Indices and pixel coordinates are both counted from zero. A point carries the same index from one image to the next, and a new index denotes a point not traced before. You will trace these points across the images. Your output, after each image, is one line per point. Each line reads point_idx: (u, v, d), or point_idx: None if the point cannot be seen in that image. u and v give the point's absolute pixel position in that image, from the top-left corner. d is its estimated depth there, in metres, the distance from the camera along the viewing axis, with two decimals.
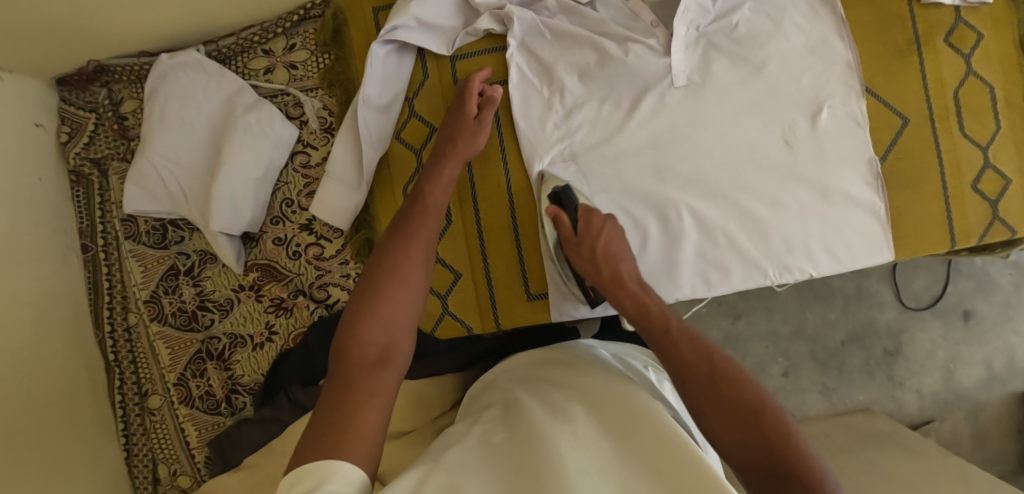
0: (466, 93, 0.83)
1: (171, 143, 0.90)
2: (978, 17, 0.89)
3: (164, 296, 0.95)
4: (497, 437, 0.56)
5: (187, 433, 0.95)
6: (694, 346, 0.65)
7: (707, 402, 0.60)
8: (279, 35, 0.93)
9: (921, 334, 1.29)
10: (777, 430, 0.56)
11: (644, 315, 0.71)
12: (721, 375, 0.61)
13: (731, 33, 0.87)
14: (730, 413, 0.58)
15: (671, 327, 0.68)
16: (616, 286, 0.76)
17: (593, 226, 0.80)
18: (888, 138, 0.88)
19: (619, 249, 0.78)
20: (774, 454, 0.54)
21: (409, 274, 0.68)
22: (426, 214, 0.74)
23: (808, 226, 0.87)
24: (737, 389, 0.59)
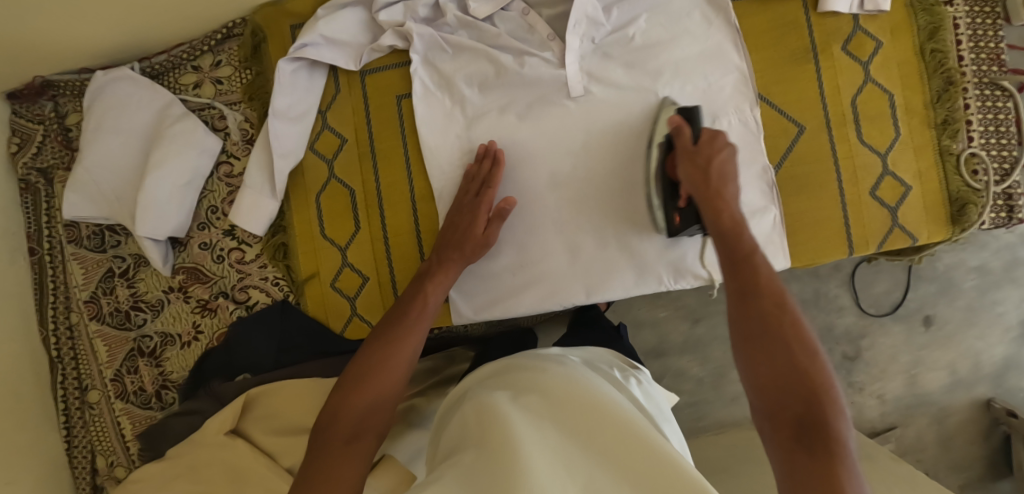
0: (489, 179, 0.86)
1: (104, 153, 0.96)
2: (877, 25, 0.90)
3: (103, 297, 1.01)
4: (472, 447, 0.60)
5: (122, 426, 1.01)
6: (770, 279, 0.68)
7: (759, 346, 0.64)
8: (206, 52, 0.99)
9: (883, 339, 1.22)
10: (819, 373, 0.61)
11: (716, 234, 0.73)
12: (784, 323, 0.64)
13: (627, 44, 0.89)
14: (779, 361, 0.63)
15: (756, 262, 0.69)
16: (716, 201, 0.74)
17: (714, 144, 0.78)
18: (782, 147, 0.90)
19: (726, 170, 0.76)
20: (808, 406, 0.60)
21: (400, 359, 0.74)
22: (421, 313, 0.79)
23: (702, 230, 0.88)
24: (792, 341, 0.63)
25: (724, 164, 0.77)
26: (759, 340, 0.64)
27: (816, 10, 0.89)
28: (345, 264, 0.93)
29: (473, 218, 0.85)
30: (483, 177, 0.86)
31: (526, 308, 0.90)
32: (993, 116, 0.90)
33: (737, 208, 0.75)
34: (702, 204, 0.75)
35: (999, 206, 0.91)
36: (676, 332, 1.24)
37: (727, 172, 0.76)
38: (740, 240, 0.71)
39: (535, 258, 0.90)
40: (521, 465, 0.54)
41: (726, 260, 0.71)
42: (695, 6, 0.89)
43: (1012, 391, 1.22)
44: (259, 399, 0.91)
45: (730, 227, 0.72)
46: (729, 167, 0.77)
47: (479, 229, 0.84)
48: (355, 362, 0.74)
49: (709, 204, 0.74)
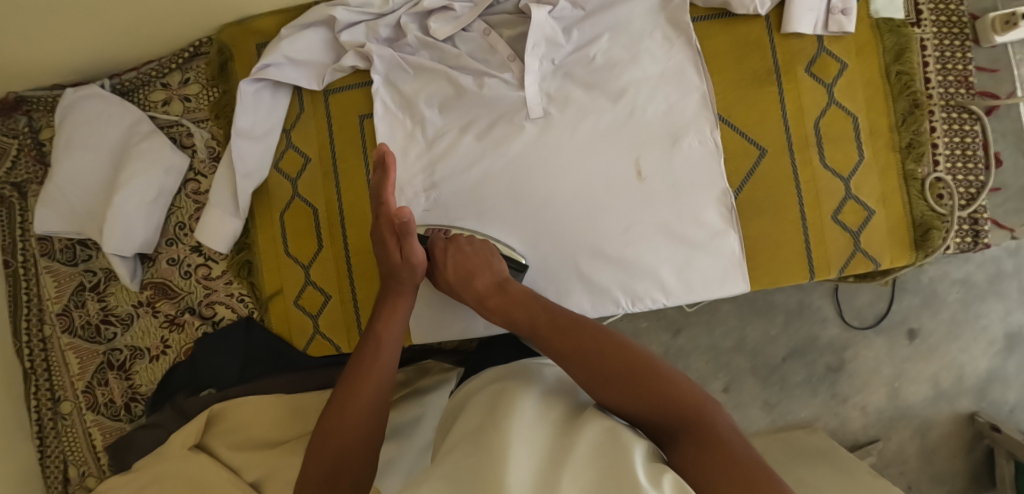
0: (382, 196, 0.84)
1: (73, 170, 0.97)
2: (842, 46, 0.89)
3: (74, 310, 1.03)
4: (467, 452, 0.59)
5: (94, 437, 1.02)
6: (562, 336, 0.72)
7: (608, 390, 0.65)
8: (174, 70, 1.00)
9: (866, 352, 1.21)
10: (649, 374, 0.65)
11: (522, 319, 0.77)
12: (594, 360, 0.68)
13: (587, 65, 0.89)
14: (619, 390, 0.65)
15: (543, 336, 0.74)
16: (481, 303, 0.82)
17: (449, 251, 0.86)
18: (744, 169, 0.89)
19: (482, 260, 0.84)
20: (672, 410, 0.63)
21: (366, 397, 0.74)
22: (378, 350, 0.77)
23: (661, 253, 0.88)
24: (631, 366, 0.67)
25: (468, 262, 0.84)
26: (605, 384, 0.66)
27: (780, 32, 0.88)
28: (308, 282, 0.94)
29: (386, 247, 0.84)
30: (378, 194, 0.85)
31: (484, 329, 0.92)
32: (960, 139, 0.90)
33: (502, 273, 0.83)
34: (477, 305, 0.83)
35: (965, 231, 0.90)
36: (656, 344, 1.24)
37: (471, 264, 0.84)
38: (546, 311, 0.77)
39: None
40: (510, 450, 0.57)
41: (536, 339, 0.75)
42: (656, 26, 0.88)
43: (995, 404, 1.18)
44: (222, 414, 0.93)
45: (522, 304, 0.78)
46: (479, 250, 0.85)
47: (397, 252, 0.83)
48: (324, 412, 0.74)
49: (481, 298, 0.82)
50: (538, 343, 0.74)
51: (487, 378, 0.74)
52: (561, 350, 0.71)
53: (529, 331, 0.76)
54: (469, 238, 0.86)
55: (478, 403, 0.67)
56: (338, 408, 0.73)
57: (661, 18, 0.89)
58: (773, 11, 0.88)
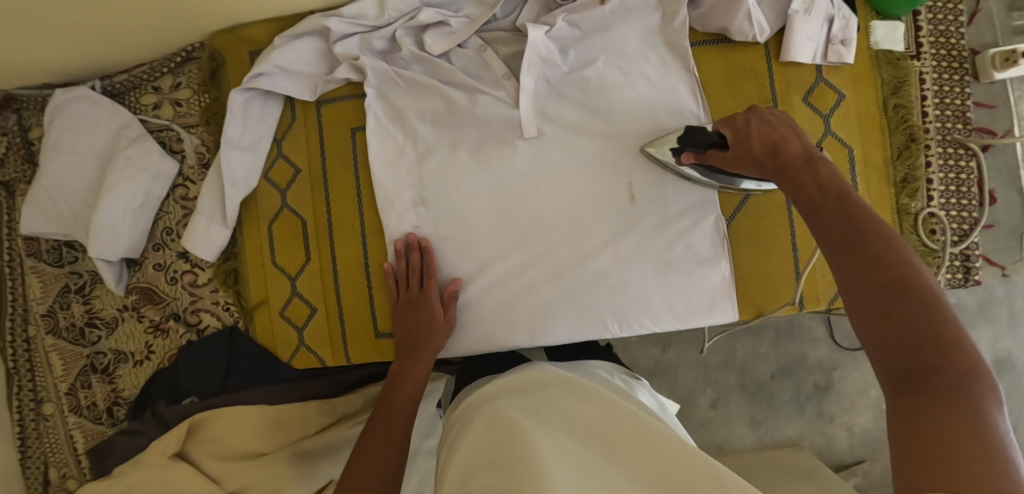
0: (428, 269, 0.88)
1: (64, 172, 0.97)
2: (839, 76, 0.88)
3: (59, 312, 1.02)
4: (487, 472, 0.66)
5: (75, 439, 1.02)
6: (881, 234, 0.59)
7: (863, 297, 0.56)
8: (166, 74, 0.99)
9: (854, 372, 1.22)
10: (924, 306, 0.53)
11: (807, 200, 0.66)
12: (876, 262, 0.57)
13: (582, 85, 0.88)
14: (881, 305, 0.54)
15: (858, 218, 0.61)
16: (807, 165, 0.69)
17: (739, 130, 0.76)
18: (738, 197, 0.88)
19: (788, 134, 0.73)
20: (924, 350, 0.51)
21: (387, 450, 0.79)
22: (405, 393, 0.84)
23: (648, 281, 0.88)
24: (908, 283, 0.54)
25: (772, 135, 0.74)
26: (865, 285, 0.56)
27: (779, 59, 0.88)
28: (294, 294, 0.93)
29: (429, 308, 0.87)
30: (421, 268, 0.88)
31: (468, 347, 0.90)
32: (954, 176, 0.89)
33: (815, 147, 0.72)
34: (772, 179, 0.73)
35: (957, 267, 0.90)
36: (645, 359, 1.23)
37: (777, 136, 0.73)
38: (839, 194, 0.64)
39: (478, 300, 0.90)
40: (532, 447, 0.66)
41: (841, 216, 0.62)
42: (653, 49, 0.88)
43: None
44: (205, 423, 0.93)
45: (816, 187, 0.66)
46: (781, 125, 0.74)
47: (438, 314, 0.87)
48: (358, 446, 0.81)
49: (785, 173, 0.70)
50: (812, 221, 0.65)
51: (491, 393, 0.83)
52: (831, 236, 0.62)
53: (809, 210, 0.66)
54: (771, 111, 0.77)
55: (480, 421, 0.75)
56: (359, 465, 0.78)
57: (659, 41, 0.87)
58: (771, 39, 0.88)
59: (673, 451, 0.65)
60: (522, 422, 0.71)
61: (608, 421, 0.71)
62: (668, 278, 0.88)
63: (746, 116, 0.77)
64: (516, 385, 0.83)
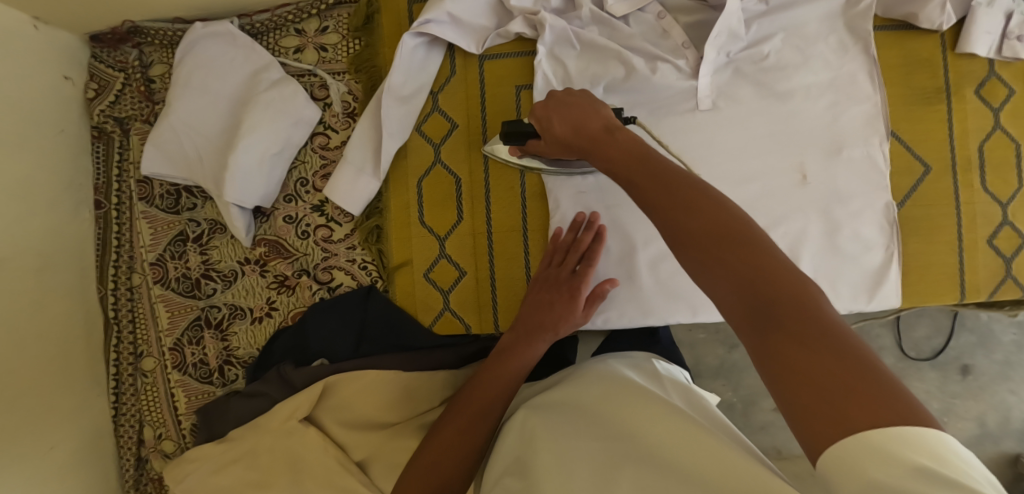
0: (590, 256, 0.83)
1: (194, 110, 0.91)
2: (1011, 72, 0.88)
3: (170, 261, 0.95)
4: (511, 480, 0.66)
5: (177, 398, 0.95)
6: (689, 187, 0.55)
7: (693, 255, 0.52)
8: (313, 16, 0.93)
9: (917, 384, 1.15)
10: (747, 250, 0.50)
11: (618, 169, 0.62)
12: (685, 215, 0.53)
13: (759, 62, 0.87)
14: (710, 257, 0.51)
15: (662, 173, 0.57)
16: (607, 136, 0.64)
17: (542, 123, 0.72)
18: (906, 185, 0.88)
19: (587, 109, 0.68)
20: (761, 290, 0.48)
21: (472, 437, 0.75)
22: (502, 377, 0.79)
23: (816, 262, 0.87)
24: (724, 230, 0.51)
25: (571, 116, 0.69)
26: (689, 245, 0.52)
27: (954, 50, 0.88)
28: (441, 255, 0.89)
29: (573, 296, 0.82)
30: (584, 252, 0.83)
31: (627, 321, 0.86)
32: None
33: (619, 120, 0.67)
34: (589, 153, 0.66)
35: None
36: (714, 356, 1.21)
37: (576, 114, 0.68)
38: (642, 158, 0.60)
39: (643, 273, 0.86)
40: (550, 463, 0.63)
41: (648, 175, 0.58)
42: (832, 30, 0.87)
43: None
44: (336, 387, 0.88)
45: (620, 159, 0.62)
46: (583, 103, 0.69)
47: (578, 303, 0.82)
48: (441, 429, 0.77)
49: (589, 147, 0.66)
50: (626, 190, 0.60)
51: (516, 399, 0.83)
52: (646, 200, 0.57)
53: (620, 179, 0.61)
54: (568, 91, 0.72)
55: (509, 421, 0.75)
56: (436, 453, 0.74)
57: (840, 24, 0.87)
58: (949, 30, 0.88)
59: (686, 430, 0.59)
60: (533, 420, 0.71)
61: (613, 400, 0.67)
62: (830, 263, 0.87)
63: (545, 103, 0.73)
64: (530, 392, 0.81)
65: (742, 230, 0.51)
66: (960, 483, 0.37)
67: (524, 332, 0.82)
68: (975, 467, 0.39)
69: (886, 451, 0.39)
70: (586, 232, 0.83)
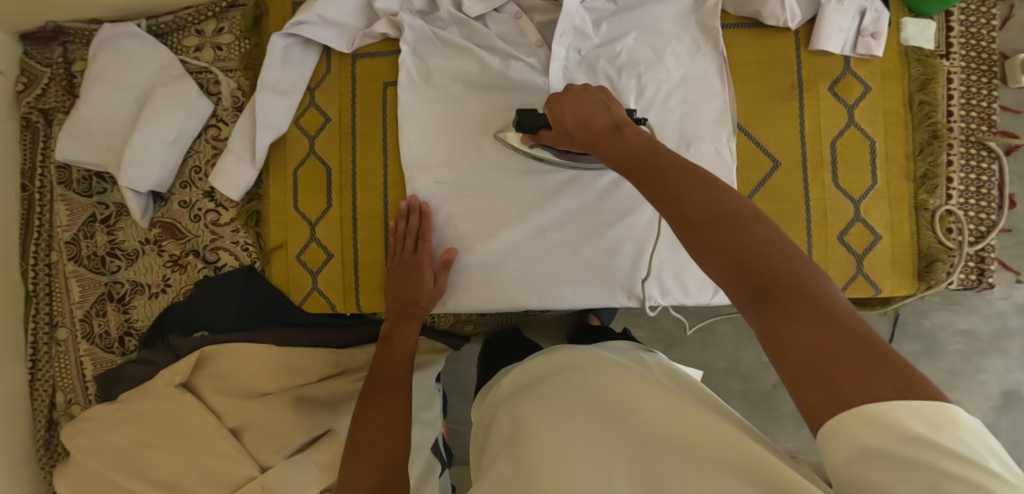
0: (424, 232, 0.90)
1: (104, 102, 0.99)
2: (868, 69, 0.89)
3: (83, 240, 1.04)
4: (506, 469, 0.65)
5: (84, 366, 1.04)
6: (688, 174, 0.56)
7: (692, 240, 0.53)
8: (211, 18, 1.02)
9: None
10: (744, 232, 0.51)
11: (624, 163, 0.62)
12: (688, 201, 0.54)
13: (612, 59, 0.90)
14: (708, 241, 0.52)
15: (664, 164, 0.58)
16: (616, 132, 0.65)
17: (557, 115, 0.71)
18: (755, 180, 0.89)
19: (597, 106, 0.68)
20: (762, 274, 0.49)
21: (394, 429, 0.84)
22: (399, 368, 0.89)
23: (664, 254, 0.89)
24: (723, 214, 0.52)
25: (581, 110, 0.69)
26: (691, 232, 0.53)
27: (808, 47, 0.89)
28: (312, 240, 0.96)
29: (420, 275, 0.88)
30: (418, 231, 0.90)
31: (477, 305, 0.91)
32: (975, 176, 0.90)
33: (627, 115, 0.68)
34: (595, 149, 0.66)
35: (970, 268, 0.91)
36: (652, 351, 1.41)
37: (586, 110, 0.68)
38: (646, 148, 0.61)
39: (494, 261, 0.90)
40: (555, 458, 0.62)
41: (652, 164, 0.59)
42: (685, 29, 0.90)
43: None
44: (211, 357, 0.95)
45: (626, 153, 0.62)
46: (594, 97, 0.69)
47: (427, 279, 0.88)
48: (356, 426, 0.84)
49: (597, 141, 0.66)
50: (633, 182, 0.60)
51: (505, 387, 0.80)
52: (651, 189, 0.57)
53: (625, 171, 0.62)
54: (586, 85, 0.72)
55: (503, 415, 0.73)
56: (362, 451, 0.81)
57: (691, 22, 0.90)
58: (802, 27, 0.89)
59: (687, 409, 0.63)
60: (527, 414, 0.69)
61: (619, 392, 0.67)
62: (677, 254, 0.90)
63: (560, 94, 0.72)
64: (521, 371, 0.80)
65: (743, 215, 0.52)
66: (948, 447, 0.41)
67: (398, 317, 0.91)
68: (970, 432, 0.42)
69: (880, 420, 0.42)
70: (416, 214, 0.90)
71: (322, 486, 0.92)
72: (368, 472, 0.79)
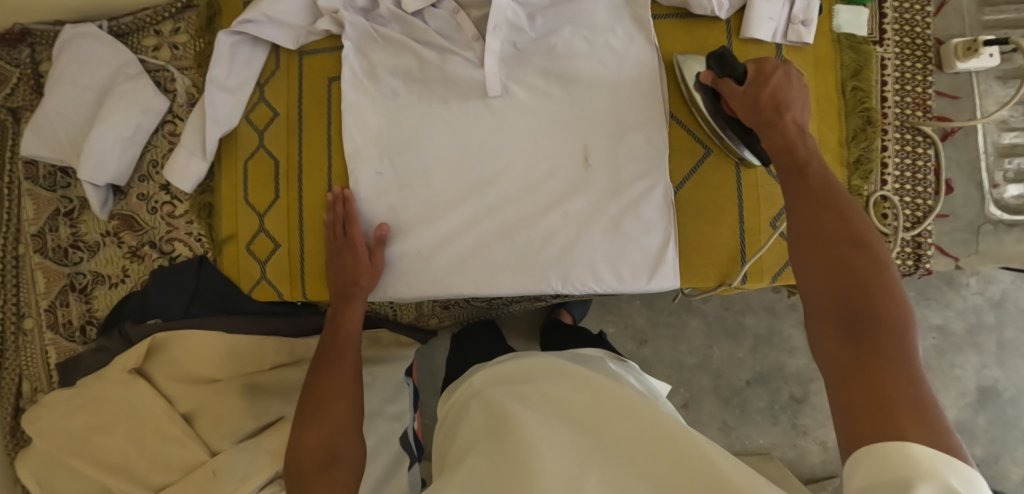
0: (350, 217, 0.92)
1: (64, 100, 1.03)
2: (800, 57, 0.90)
3: (48, 233, 1.08)
4: (484, 465, 0.67)
5: (49, 355, 1.07)
6: (845, 209, 0.66)
7: (818, 256, 0.63)
8: (167, 19, 1.06)
9: None
10: (866, 268, 0.61)
11: (784, 170, 0.72)
12: (831, 225, 0.65)
13: (547, 51, 0.92)
14: (835, 264, 0.62)
15: (829, 188, 0.68)
16: (800, 133, 0.72)
17: (764, 73, 0.75)
18: (686, 167, 0.92)
19: (795, 95, 0.74)
20: (862, 308, 0.58)
21: (344, 403, 0.85)
22: (347, 341, 0.90)
23: (598, 243, 0.90)
24: (854, 247, 0.62)
25: (783, 92, 0.74)
26: (818, 250, 0.64)
27: (739, 36, 0.90)
28: (261, 230, 0.99)
29: (356, 255, 0.91)
30: (344, 218, 0.93)
31: (417, 293, 0.94)
32: (911, 161, 0.90)
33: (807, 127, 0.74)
34: (765, 132, 0.74)
35: (907, 254, 0.90)
36: (622, 349, 1.39)
37: (785, 95, 0.74)
38: (820, 168, 0.70)
39: (433, 249, 0.93)
40: (529, 459, 0.63)
41: (814, 182, 0.69)
42: (619, 20, 0.91)
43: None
44: (164, 344, 0.99)
45: (795, 159, 0.71)
46: (795, 89, 0.75)
47: (364, 258, 0.91)
48: (306, 399, 0.86)
49: (772, 128, 0.73)
50: (786, 195, 0.70)
51: (476, 383, 0.84)
52: (803, 205, 0.68)
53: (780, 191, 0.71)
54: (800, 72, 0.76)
55: (478, 407, 0.77)
56: (313, 423, 0.83)
57: (625, 13, 0.91)
58: (733, 17, 0.91)
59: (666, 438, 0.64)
60: (514, 413, 0.71)
61: (610, 410, 0.70)
62: (612, 243, 0.90)
63: (776, 64, 0.75)
64: (513, 373, 0.83)
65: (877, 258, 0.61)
66: None
67: (340, 298, 0.93)
68: None
69: (908, 457, 0.46)
70: (337, 203, 0.93)
71: (270, 472, 0.94)
72: (316, 433, 0.82)
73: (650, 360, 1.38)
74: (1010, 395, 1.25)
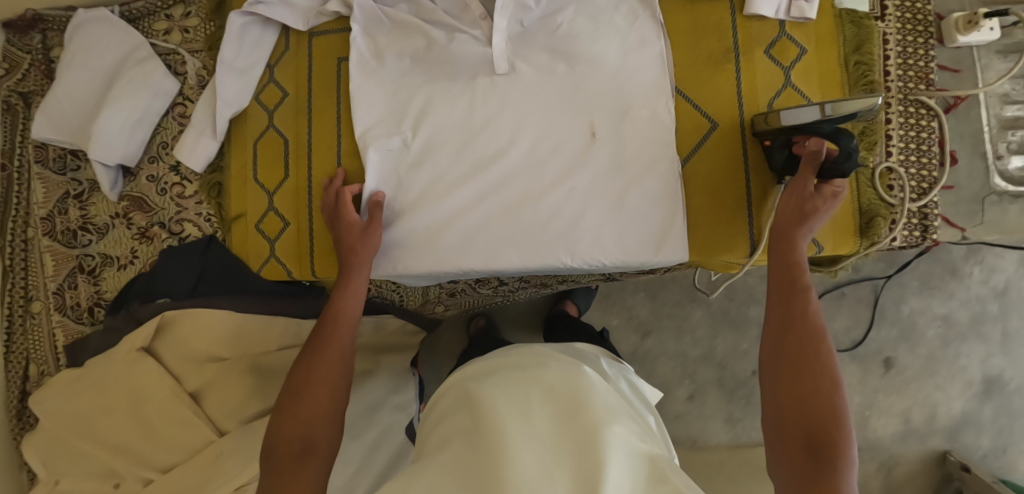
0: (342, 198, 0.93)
1: (74, 84, 1.04)
2: (802, 32, 0.91)
3: (57, 217, 1.08)
4: (457, 460, 0.65)
5: (57, 338, 1.07)
6: (812, 333, 0.75)
7: (782, 374, 0.74)
8: (178, 3, 1.08)
9: None
10: (822, 390, 0.71)
11: (776, 278, 0.81)
12: (800, 346, 0.75)
13: (553, 30, 0.93)
14: (798, 383, 0.73)
15: (808, 311, 0.77)
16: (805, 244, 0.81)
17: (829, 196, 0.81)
18: (692, 142, 0.93)
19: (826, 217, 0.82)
20: (818, 430, 0.69)
21: (323, 394, 0.81)
22: (338, 322, 0.87)
23: (602, 217, 0.91)
24: (811, 370, 0.73)
25: (812, 205, 0.82)
26: (784, 368, 0.74)
27: (743, 13, 0.92)
28: (270, 209, 1.00)
29: (351, 232, 0.91)
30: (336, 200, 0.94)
31: (424, 268, 0.93)
32: (915, 133, 0.91)
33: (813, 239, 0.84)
34: (779, 232, 0.83)
35: (914, 225, 0.91)
36: (625, 341, 1.39)
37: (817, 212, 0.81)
38: (803, 286, 0.79)
39: (440, 225, 0.93)
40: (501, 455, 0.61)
41: (798, 293, 0.78)
42: None
43: (968, 447, 1.26)
44: (172, 323, 0.99)
45: (790, 271, 0.80)
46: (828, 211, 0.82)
47: (354, 232, 0.91)
48: (287, 386, 0.82)
49: (785, 234, 0.82)
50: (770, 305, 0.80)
51: (464, 374, 0.82)
52: (778, 322, 0.78)
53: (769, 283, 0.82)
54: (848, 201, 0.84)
55: (461, 398, 0.74)
56: (294, 411, 0.79)
57: None
58: None
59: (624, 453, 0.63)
60: (492, 407, 0.68)
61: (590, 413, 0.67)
62: (618, 217, 0.91)
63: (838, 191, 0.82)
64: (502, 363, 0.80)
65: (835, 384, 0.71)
66: None
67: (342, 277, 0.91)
68: None
69: None
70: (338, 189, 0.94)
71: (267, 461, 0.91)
72: (294, 423, 0.78)
73: (653, 352, 1.38)
74: (1015, 384, 1.25)
